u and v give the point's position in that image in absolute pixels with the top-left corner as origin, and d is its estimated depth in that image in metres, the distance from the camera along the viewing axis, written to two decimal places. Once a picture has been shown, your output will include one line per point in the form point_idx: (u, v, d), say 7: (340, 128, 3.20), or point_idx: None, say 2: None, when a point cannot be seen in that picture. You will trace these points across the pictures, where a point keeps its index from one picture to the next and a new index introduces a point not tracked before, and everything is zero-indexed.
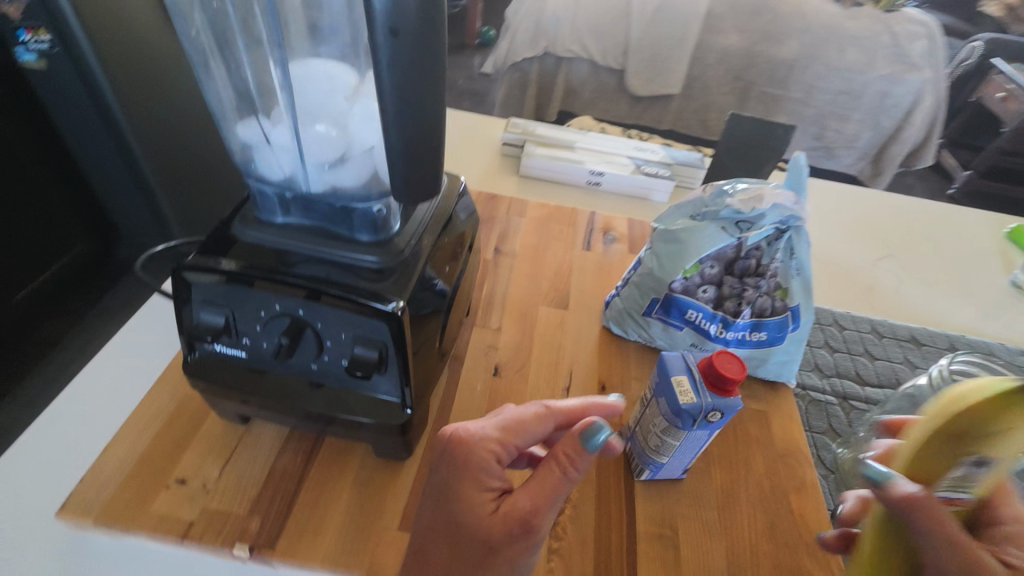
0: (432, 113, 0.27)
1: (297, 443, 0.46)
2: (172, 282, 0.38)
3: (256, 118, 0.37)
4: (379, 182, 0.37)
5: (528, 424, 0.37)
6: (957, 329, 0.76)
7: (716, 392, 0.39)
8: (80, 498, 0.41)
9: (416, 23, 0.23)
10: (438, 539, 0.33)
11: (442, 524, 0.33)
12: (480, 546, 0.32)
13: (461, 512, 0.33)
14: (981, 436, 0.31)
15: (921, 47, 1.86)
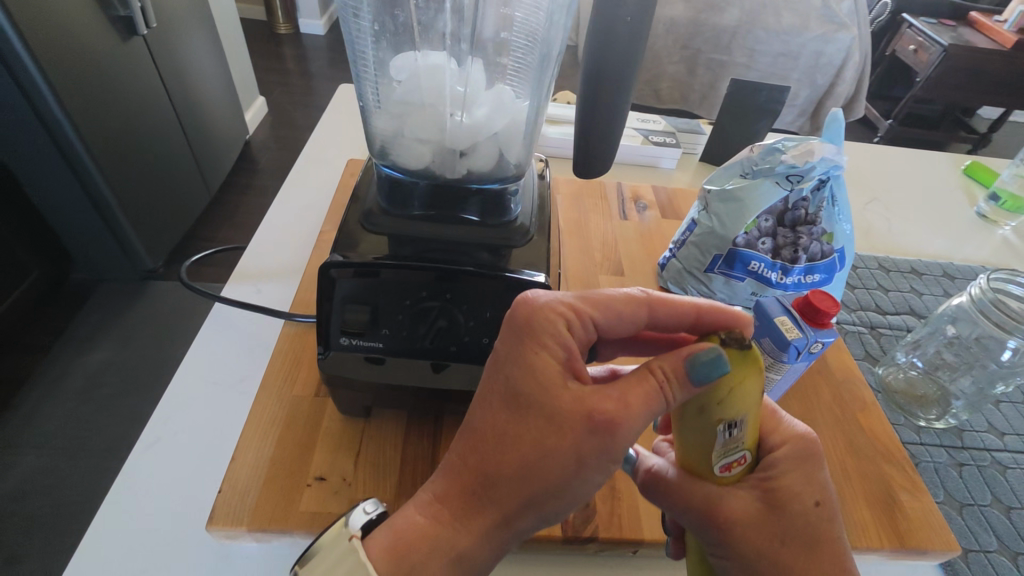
0: (622, 89, 0.34)
1: (420, 429, 0.47)
2: (319, 279, 0.39)
3: (388, 113, 0.38)
4: (504, 166, 0.39)
5: (616, 305, 0.37)
6: (941, 257, 0.85)
7: (814, 327, 0.45)
8: (227, 508, 0.41)
9: (633, 3, 0.29)
10: (497, 404, 0.33)
11: (501, 390, 0.33)
12: (540, 412, 0.32)
13: (524, 378, 0.33)
14: (719, 408, 0.32)
15: (847, 7, 1.99)
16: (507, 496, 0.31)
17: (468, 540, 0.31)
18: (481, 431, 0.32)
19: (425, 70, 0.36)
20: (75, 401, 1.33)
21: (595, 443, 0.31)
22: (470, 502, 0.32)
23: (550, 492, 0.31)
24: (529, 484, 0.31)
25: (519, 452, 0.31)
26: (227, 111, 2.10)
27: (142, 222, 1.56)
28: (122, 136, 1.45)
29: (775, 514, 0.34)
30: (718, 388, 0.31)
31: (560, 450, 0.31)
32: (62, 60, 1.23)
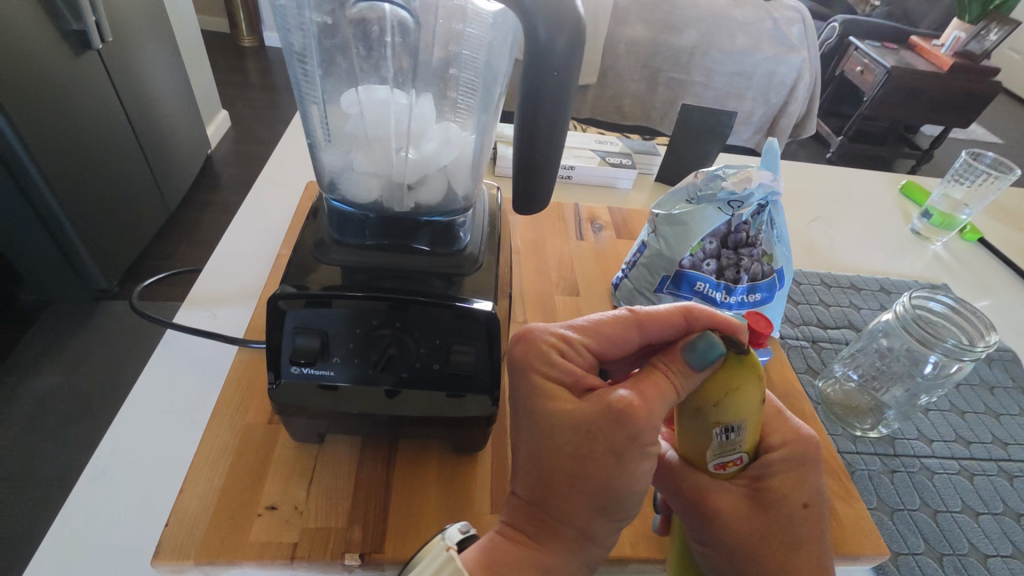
0: (558, 129, 0.35)
1: (373, 453, 0.48)
2: (268, 312, 0.39)
3: (340, 147, 0.39)
4: (454, 197, 0.41)
5: (605, 328, 0.39)
6: (879, 271, 0.90)
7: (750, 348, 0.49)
8: (173, 541, 0.41)
9: (561, 58, 0.30)
10: (527, 430, 0.34)
11: (527, 418, 0.35)
12: (569, 429, 0.33)
13: (543, 403, 0.34)
14: (714, 408, 0.35)
15: (797, 31, 2.08)
16: (570, 508, 0.33)
17: (550, 561, 0.32)
18: (525, 457, 0.34)
19: (370, 107, 0.37)
20: (21, 428, 1.27)
21: (627, 436, 0.32)
22: (538, 524, 0.33)
23: (605, 494, 0.33)
24: (583, 491, 0.33)
25: (562, 466, 0.33)
26: (188, 125, 2.06)
27: (95, 240, 1.51)
28: (73, 153, 1.41)
29: (768, 512, 0.37)
30: (712, 391, 0.35)
31: (594, 456, 0.32)
32: (9, 74, 1.20)
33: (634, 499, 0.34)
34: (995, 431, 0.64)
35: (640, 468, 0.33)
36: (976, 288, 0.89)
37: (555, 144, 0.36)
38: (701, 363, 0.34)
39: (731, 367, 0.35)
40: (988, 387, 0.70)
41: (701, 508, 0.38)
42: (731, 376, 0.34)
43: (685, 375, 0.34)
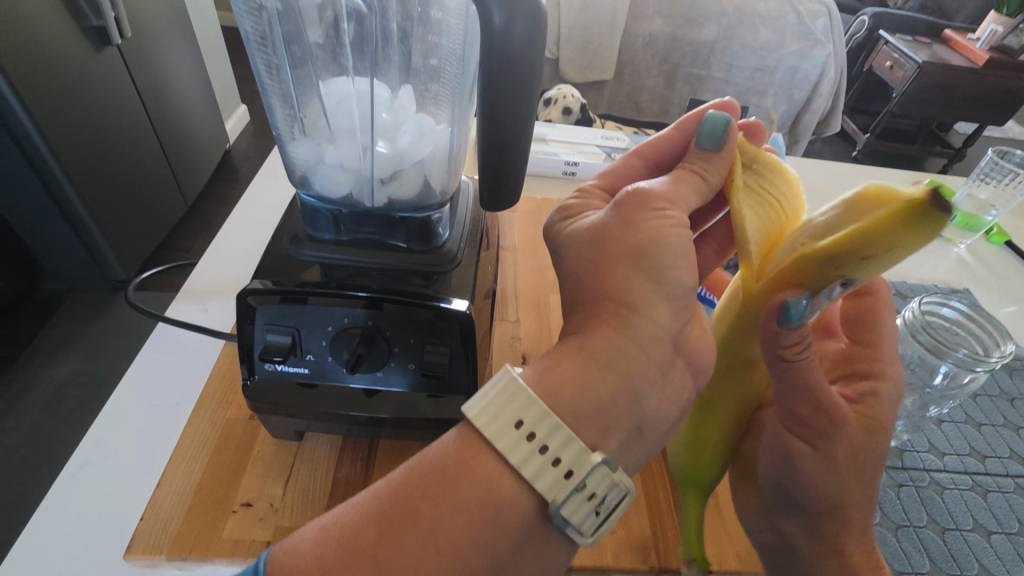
0: (526, 124, 0.35)
1: (353, 452, 0.47)
2: (237, 308, 0.39)
3: (314, 142, 0.39)
4: (431, 190, 0.40)
5: (616, 168, 0.45)
6: (898, 275, 0.86)
7: None
8: (146, 536, 0.40)
9: (519, 45, 0.29)
10: (575, 255, 0.40)
11: (566, 254, 0.40)
12: (589, 240, 0.39)
13: (574, 235, 0.40)
14: (860, 260, 0.31)
15: (822, 24, 2.01)
16: (620, 284, 0.37)
17: (607, 338, 0.36)
18: (574, 277, 0.39)
19: (341, 98, 0.37)
20: (41, 413, 1.38)
21: (638, 206, 0.37)
22: (594, 319, 0.37)
23: (635, 255, 0.37)
24: (615, 264, 0.37)
25: (596, 263, 0.38)
26: (208, 120, 2.10)
27: (114, 231, 1.56)
28: (94, 148, 1.46)
29: (878, 437, 0.40)
30: (844, 235, 0.31)
31: (617, 238, 0.37)
32: (32, 71, 1.25)
33: (670, 261, 0.36)
34: (1014, 446, 0.61)
35: (658, 224, 0.37)
36: (1000, 293, 0.85)
37: (523, 136, 0.35)
38: (716, 144, 0.38)
39: (911, 223, 0.29)
40: (1009, 399, 0.66)
41: (827, 409, 0.39)
42: (907, 234, 0.29)
43: (703, 160, 0.39)
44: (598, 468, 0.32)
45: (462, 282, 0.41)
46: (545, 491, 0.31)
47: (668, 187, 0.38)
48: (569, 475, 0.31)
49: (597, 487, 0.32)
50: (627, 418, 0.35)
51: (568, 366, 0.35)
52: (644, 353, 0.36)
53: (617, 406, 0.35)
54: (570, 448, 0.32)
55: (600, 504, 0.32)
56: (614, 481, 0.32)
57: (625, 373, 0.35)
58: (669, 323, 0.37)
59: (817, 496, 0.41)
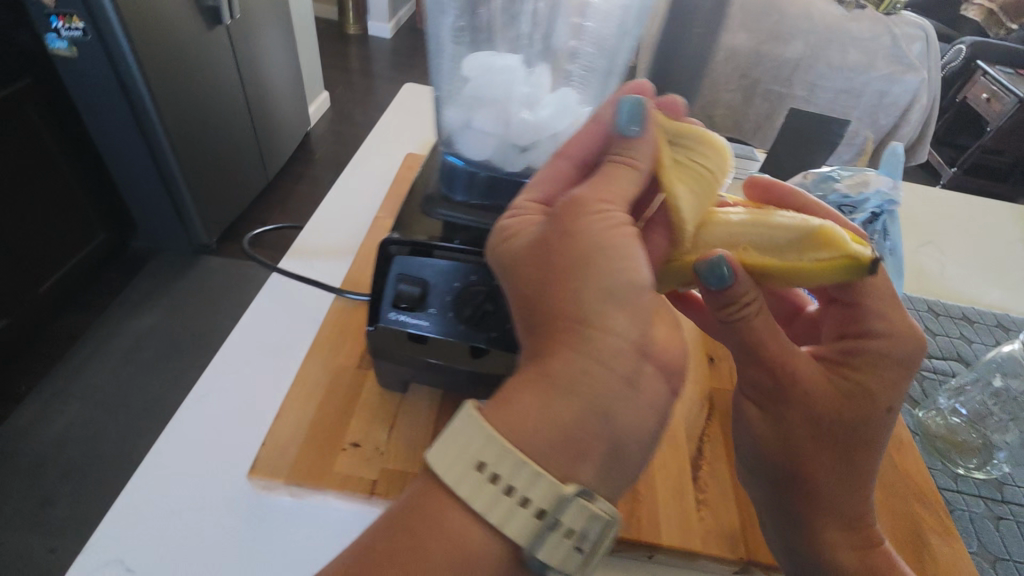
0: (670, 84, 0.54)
1: (452, 410, 0.49)
2: (377, 257, 0.42)
3: (461, 106, 0.43)
4: None
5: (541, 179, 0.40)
6: (996, 307, 0.82)
7: None
8: (268, 460, 0.44)
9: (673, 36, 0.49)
10: (520, 278, 0.36)
11: (507, 272, 0.37)
12: (532, 261, 0.35)
13: (508, 259, 0.37)
14: (793, 278, 0.35)
15: (918, 49, 1.92)
16: (561, 299, 0.34)
17: (560, 363, 0.33)
18: (520, 297, 0.36)
19: (489, 67, 0.41)
20: (125, 359, 1.50)
21: (578, 214, 0.35)
22: (540, 348, 0.34)
23: (580, 262, 0.34)
24: (554, 278, 0.34)
25: (540, 279, 0.35)
26: (293, 102, 2.21)
27: (202, 195, 1.68)
28: (194, 117, 1.58)
29: (867, 403, 0.39)
30: (790, 263, 0.34)
31: (559, 247, 0.34)
32: (152, 41, 1.37)
33: (618, 262, 0.34)
34: None
35: (598, 226, 0.34)
36: None
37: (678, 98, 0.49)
38: (636, 128, 0.36)
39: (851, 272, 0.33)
40: None
41: (780, 372, 0.38)
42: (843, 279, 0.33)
43: (627, 146, 0.36)
44: (572, 503, 0.31)
45: None
46: (515, 537, 0.30)
47: (603, 185, 0.36)
48: (541, 515, 0.30)
49: (575, 522, 0.31)
50: (599, 440, 0.32)
51: (526, 403, 0.32)
52: (607, 367, 0.33)
53: (589, 428, 0.32)
54: (537, 486, 0.30)
55: (580, 540, 0.31)
56: (592, 513, 0.31)
57: (587, 391, 0.32)
58: (633, 330, 0.34)
59: (776, 457, 0.41)
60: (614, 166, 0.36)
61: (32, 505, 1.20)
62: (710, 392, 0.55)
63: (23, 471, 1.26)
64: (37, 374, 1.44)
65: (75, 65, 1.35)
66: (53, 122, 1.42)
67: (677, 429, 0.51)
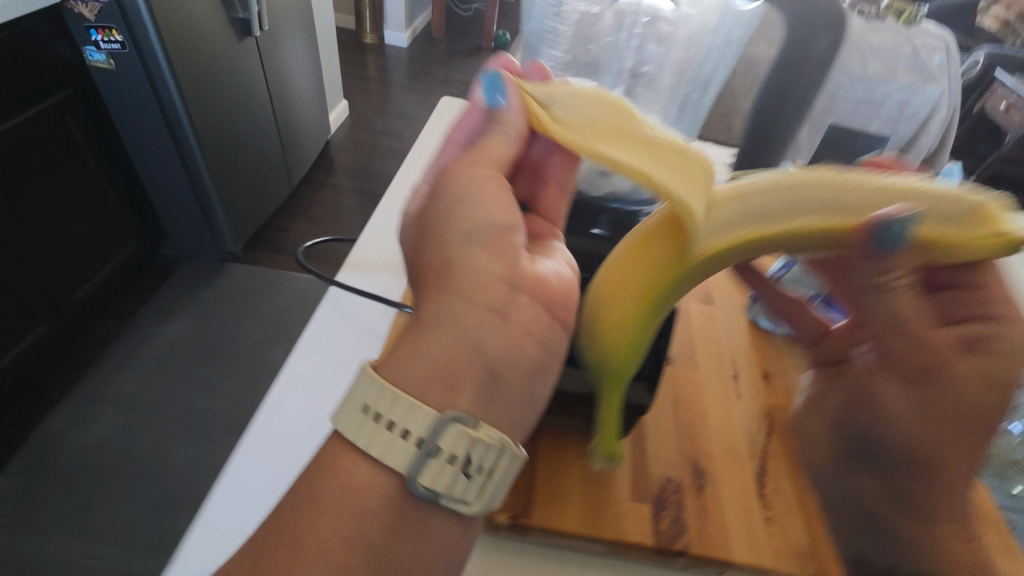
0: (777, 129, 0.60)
1: None
2: None
3: None
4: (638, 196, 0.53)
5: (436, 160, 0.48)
6: None
7: None
8: None
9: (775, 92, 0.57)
10: (417, 240, 0.44)
11: (413, 234, 0.45)
12: (423, 222, 0.44)
13: (413, 225, 0.46)
14: (968, 248, 0.36)
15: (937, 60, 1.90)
16: (440, 246, 0.41)
17: (435, 296, 0.40)
18: (417, 256, 0.44)
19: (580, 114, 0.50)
20: (155, 366, 1.52)
21: (452, 182, 0.42)
22: (426, 287, 0.41)
23: (447, 214, 0.42)
24: (438, 233, 0.42)
25: (427, 236, 0.43)
26: (315, 111, 2.23)
27: (231, 203, 1.70)
28: (225, 127, 1.61)
29: (999, 392, 0.38)
30: (963, 234, 0.35)
31: (438, 209, 0.43)
32: (187, 53, 1.39)
33: (480, 207, 0.41)
34: None
35: (465, 184, 0.42)
36: None
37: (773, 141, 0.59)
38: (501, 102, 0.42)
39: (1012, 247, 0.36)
40: None
41: (930, 347, 0.38)
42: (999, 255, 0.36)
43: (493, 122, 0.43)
44: (448, 430, 0.34)
45: None
46: (398, 466, 0.34)
47: (475, 149, 0.44)
48: (420, 445, 0.34)
49: (454, 449, 0.34)
50: (472, 366, 0.37)
51: (403, 347, 0.37)
52: (474, 299, 0.39)
53: (466, 346, 0.38)
54: (414, 419, 0.34)
55: (463, 466, 0.35)
56: (468, 437, 0.34)
57: (453, 317, 0.38)
58: (497, 265, 0.41)
59: (909, 445, 0.41)
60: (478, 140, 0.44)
61: (72, 509, 1.23)
62: (768, 409, 0.55)
63: (59, 476, 1.28)
64: (70, 380, 1.47)
65: (113, 78, 1.38)
66: (92, 132, 1.45)
67: (738, 445, 0.52)
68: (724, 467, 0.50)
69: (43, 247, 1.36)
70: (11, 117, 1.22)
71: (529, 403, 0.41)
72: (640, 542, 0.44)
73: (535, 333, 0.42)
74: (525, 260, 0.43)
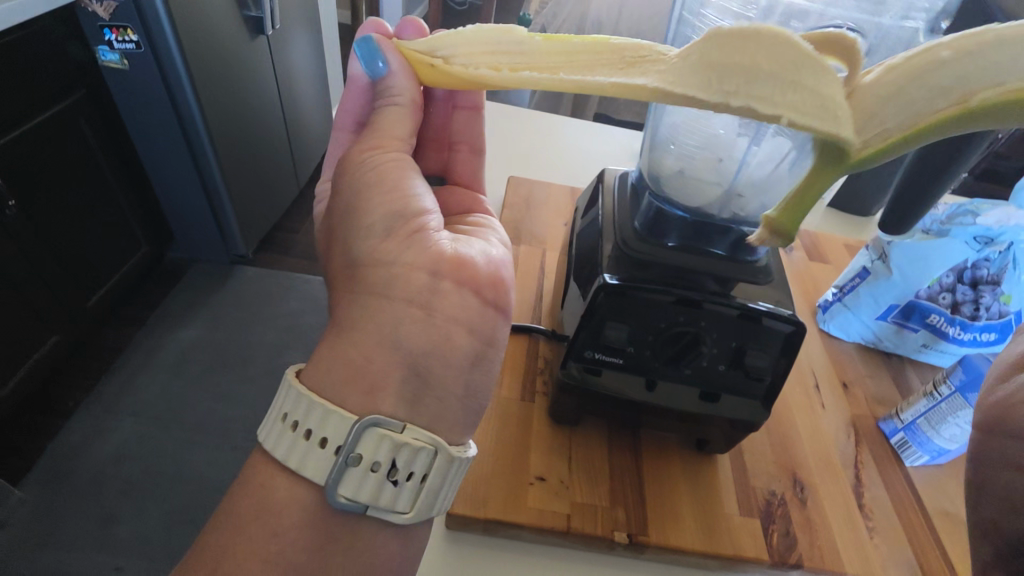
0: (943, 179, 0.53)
1: (621, 440, 0.51)
2: (588, 301, 0.45)
3: (682, 163, 0.54)
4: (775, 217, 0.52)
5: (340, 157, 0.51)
6: None
7: (948, 440, 0.51)
8: (465, 497, 0.45)
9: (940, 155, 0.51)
10: (330, 241, 0.47)
11: (327, 233, 0.48)
12: (333, 221, 0.46)
13: (327, 225, 0.48)
14: None
15: None
16: (347, 241, 0.44)
17: (346, 290, 0.42)
18: (331, 255, 0.47)
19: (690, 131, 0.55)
20: (170, 373, 1.48)
21: (351, 172, 0.45)
22: (342, 279, 0.44)
23: (350, 212, 0.44)
24: (345, 227, 0.44)
25: (338, 235, 0.45)
26: (320, 110, 2.19)
27: (242, 206, 1.66)
28: (238, 128, 1.57)
29: None
30: None
31: (341, 206, 0.45)
32: (203, 53, 1.36)
33: (379, 199, 0.43)
34: None
35: (359, 171, 0.44)
36: None
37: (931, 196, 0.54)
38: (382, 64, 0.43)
39: None
40: None
41: None
42: None
43: (381, 89, 0.44)
44: (365, 438, 0.37)
45: (772, 309, 0.44)
46: (316, 474, 0.37)
47: (372, 136, 0.45)
48: (338, 453, 0.37)
49: (376, 457, 0.37)
50: (392, 361, 0.40)
51: (323, 352, 0.40)
52: (387, 295, 0.41)
53: (385, 347, 0.40)
54: (328, 426, 0.37)
55: (385, 471, 0.38)
56: (382, 443, 0.37)
57: (370, 317, 0.40)
58: (411, 255, 0.42)
59: None
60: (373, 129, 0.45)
61: (94, 521, 1.19)
62: (853, 419, 0.56)
63: (79, 489, 1.24)
64: (84, 390, 1.42)
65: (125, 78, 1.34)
66: (102, 134, 1.40)
67: (831, 455, 0.53)
68: (821, 479, 0.51)
69: (56, 252, 1.32)
70: (25, 119, 1.18)
71: (462, 395, 0.43)
72: (754, 555, 0.45)
73: (460, 319, 0.43)
74: (442, 246, 0.43)
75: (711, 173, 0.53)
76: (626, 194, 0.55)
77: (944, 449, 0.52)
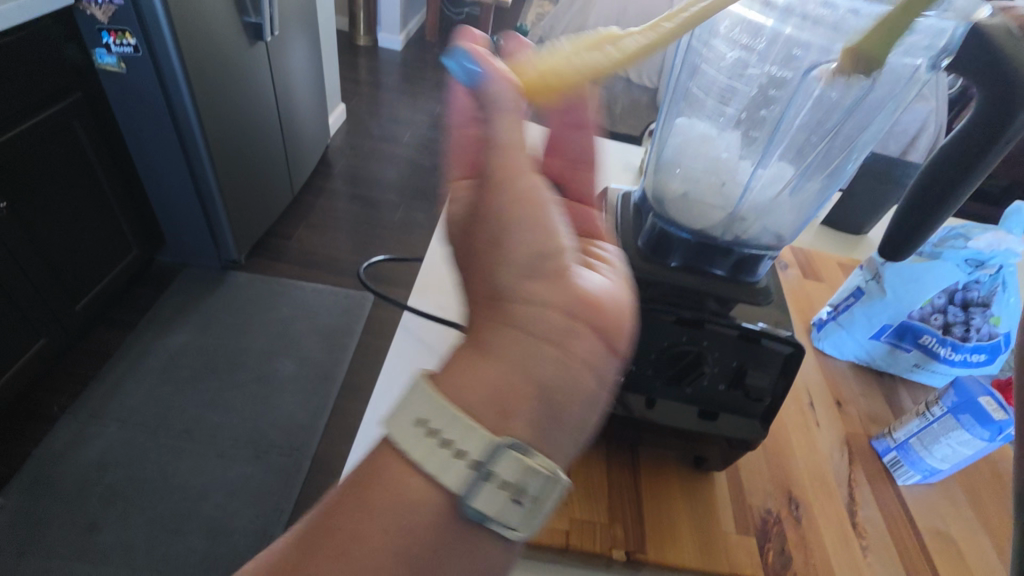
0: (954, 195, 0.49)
1: (620, 456, 0.52)
2: None
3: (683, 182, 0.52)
4: (776, 241, 0.52)
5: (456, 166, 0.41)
6: None
7: (939, 459, 0.52)
8: None
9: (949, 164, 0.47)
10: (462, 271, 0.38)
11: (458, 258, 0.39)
12: (465, 252, 0.37)
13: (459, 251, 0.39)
14: None
15: None
16: (483, 279, 0.35)
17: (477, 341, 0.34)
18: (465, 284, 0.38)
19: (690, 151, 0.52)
20: (158, 379, 1.46)
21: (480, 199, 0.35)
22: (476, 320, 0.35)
23: (490, 249, 0.34)
24: (481, 261, 0.35)
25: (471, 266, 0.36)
26: (317, 115, 2.18)
27: (235, 211, 1.65)
28: (233, 132, 1.56)
29: None
30: None
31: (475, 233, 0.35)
32: (201, 57, 1.35)
33: (517, 233, 0.34)
34: None
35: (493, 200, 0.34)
36: None
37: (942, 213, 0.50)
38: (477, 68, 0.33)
39: None
40: None
41: None
42: None
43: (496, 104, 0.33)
44: (506, 454, 0.30)
45: (772, 330, 0.45)
46: (447, 485, 0.29)
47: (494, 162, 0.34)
48: (476, 467, 0.29)
49: (508, 476, 0.30)
50: (531, 399, 0.32)
51: (461, 362, 0.32)
52: (527, 333, 0.33)
53: (517, 388, 0.31)
54: (468, 438, 0.29)
55: (518, 493, 0.30)
56: (528, 465, 0.30)
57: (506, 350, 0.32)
58: (555, 295, 0.34)
59: None
60: (497, 143, 0.33)
61: (76, 529, 1.17)
62: (847, 437, 0.57)
63: (62, 496, 1.22)
64: (70, 395, 1.40)
65: (123, 81, 1.33)
66: (97, 137, 1.39)
67: (825, 473, 0.54)
68: (815, 497, 0.52)
69: (46, 255, 1.30)
70: (19, 121, 1.17)
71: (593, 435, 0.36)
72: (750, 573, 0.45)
73: (599, 362, 0.35)
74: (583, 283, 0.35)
75: (716, 195, 0.50)
76: (628, 213, 0.56)
77: (935, 468, 0.53)
